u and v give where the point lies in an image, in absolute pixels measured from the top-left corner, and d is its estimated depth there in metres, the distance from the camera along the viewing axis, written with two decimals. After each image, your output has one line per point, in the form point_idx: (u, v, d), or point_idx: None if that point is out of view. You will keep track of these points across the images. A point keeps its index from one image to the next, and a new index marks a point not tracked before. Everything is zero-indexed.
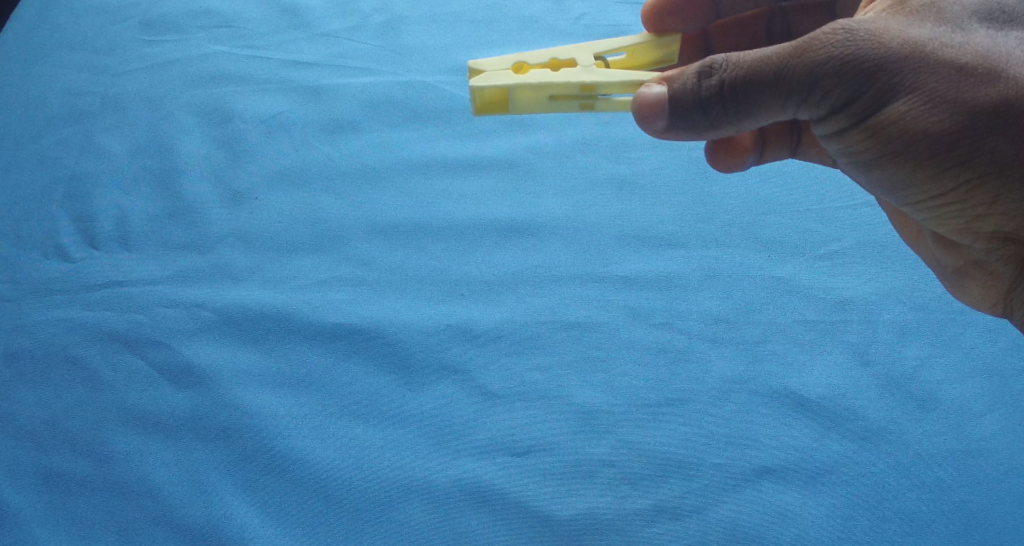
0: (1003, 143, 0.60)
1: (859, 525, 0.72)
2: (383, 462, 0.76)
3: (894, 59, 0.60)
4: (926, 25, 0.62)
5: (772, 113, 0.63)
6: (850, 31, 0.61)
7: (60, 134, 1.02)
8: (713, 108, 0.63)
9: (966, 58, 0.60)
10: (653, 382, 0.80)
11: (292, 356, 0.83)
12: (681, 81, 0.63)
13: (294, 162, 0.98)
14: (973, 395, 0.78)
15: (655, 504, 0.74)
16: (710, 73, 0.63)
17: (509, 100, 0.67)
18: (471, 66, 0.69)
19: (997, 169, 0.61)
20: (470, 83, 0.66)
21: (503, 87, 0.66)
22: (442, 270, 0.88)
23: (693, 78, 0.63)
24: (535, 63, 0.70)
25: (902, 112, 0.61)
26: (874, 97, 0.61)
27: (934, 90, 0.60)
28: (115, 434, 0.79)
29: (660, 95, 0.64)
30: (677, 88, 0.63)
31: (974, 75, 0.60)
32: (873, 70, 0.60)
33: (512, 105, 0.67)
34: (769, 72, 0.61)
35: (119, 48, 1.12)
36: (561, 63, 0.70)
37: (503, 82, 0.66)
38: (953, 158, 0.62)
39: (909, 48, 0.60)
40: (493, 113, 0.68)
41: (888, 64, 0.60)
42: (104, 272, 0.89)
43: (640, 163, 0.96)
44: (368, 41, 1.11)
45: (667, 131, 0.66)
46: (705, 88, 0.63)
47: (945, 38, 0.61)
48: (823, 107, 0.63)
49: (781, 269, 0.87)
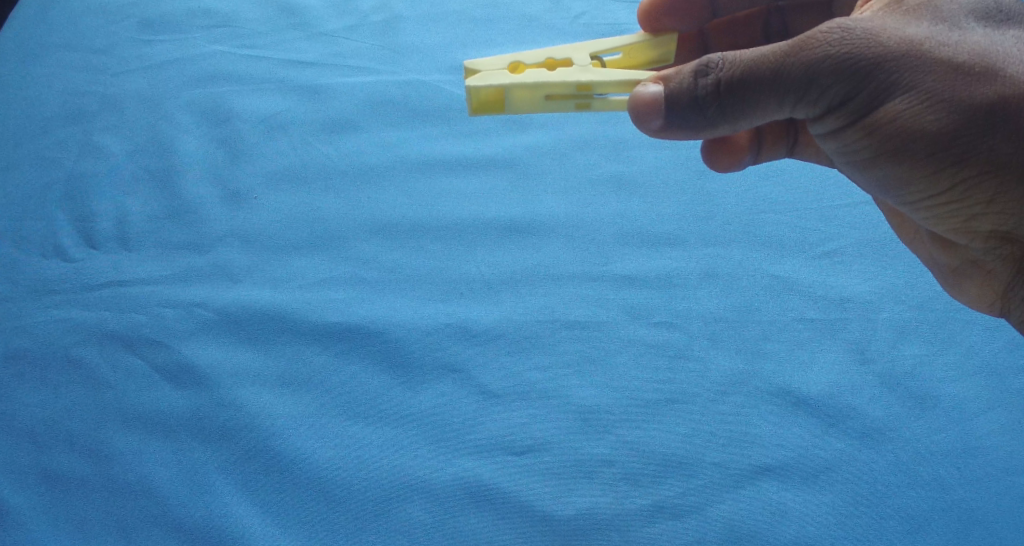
0: (1000, 142, 0.61)
1: (859, 523, 0.72)
2: (383, 461, 0.76)
3: (890, 58, 0.61)
4: (922, 24, 0.62)
5: (768, 112, 0.63)
6: (846, 30, 0.61)
7: (58, 134, 1.02)
8: (709, 108, 0.63)
9: (963, 57, 0.61)
10: (653, 381, 0.80)
11: (293, 356, 0.83)
12: (677, 80, 0.63)
13: (293, 162, 0.98)
14: (972, 393, 0.79)
15: (655, 502, 0.74)
16: (706, 72, 0.63)
17: (505, 100, 0.67)
18: (467, 65, 0.69)
19: (994, 168, 0.62)
20: (466, 83, 0.66)
21: (500, 86, 0.66)
22: (442, 269, 0.88)
23: (690, 77, 0.63)
24: (531, 62, 0.70)
25: (898, 111, 0.61)
26: (871, 96, 0.61)
27: (930, 89, 0.60)
28: (115, 435, 0.79)
29: (657, 95, 0.64)
30: (673, 87, 0.63)
31: (971, 73, 0.60)
32: (869, 69, 0.61)
33: (509, 105, 0.67)
34: (765, 71, 0.61)
35: (118, 47, 1.12)
36: (558, 63, 0.70)
37: (500, 82, 0.66)
38: (950, 158, 0.62)
39: (905, 47, 0.61)
40: (490, 113, 0.68)
41: (884, 63, 0.61)
42: (104, 273, 0.89)
43: (639, 162, 0.97)
44: (368, 41, 1.11)
45: (664, 131, 0.66)
46: (701, 87, 0.63)
47: (941, 37, 0.62)
48: (819, 106, 0.63)
49: (780, 268, 0.87)
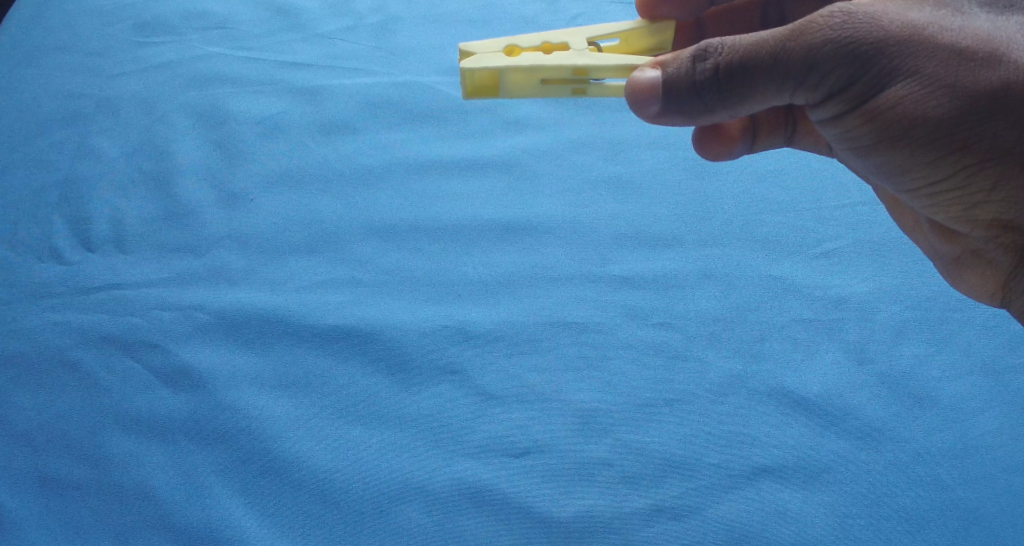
0: (1004, 128, 0.61)
1: (858, 524, 0.72)
2: (380, 463, 0.76)
3: (892, 43, 0.60)
4: (925, 8, 0.62)
5: (769, 97, 0.63)
6: (848, 13, 0.61)
7: (54, 137, 1.02)
8: (708, 93, 0.63)
9: (966, 42, 0.60)
10: (652, 381, 0.80)
11: (290, 358, 0.83)
12: (674, 66, 0.63)
13: (290, 163, 0.98)
14: (970, 393, 0.79)
15: (653, 504, 0.74)
16: (704, 57, 0.62)
17: (500, 83, 0.66)
18: (463, 48, 0.68)
19: (999, 154, 0.62)
20: (460, 65, 0.66)
21: (495, 69, 0.65)
22: (440, 271, 0.88)
23: (688, 63, 0.63)
24: (526, 46, 0.70)
25: (901, 96, 0.61)
26: (873, 80, 0.61)
27: (933, 73, 0.60)
28: (112, 438, 0.79)
29: (654, 80, 0.63)
30: (670, 73, 0.63)
31: (974, 59, 0.60)
32: (871, 53, 0.61)
33: (503, 88, 0.67)
34: (765, 56, 0.61)
35: (114, 49, 1.12)
36: (554, 47, 0.70)
37: (494, 65, 0.65)
38: (953, 144, 0.62)
39: (907, 32, 0.60)
40: (484, 96, 0.68)
41: (886, 47, 0.60)
42: (100, 275, 0.89)
43: (636, 164, 0.96)
44: (363, 42, 1.11)
45: (660, 117, 0.66)
46: (700, 72, 0.63)
47: (944, 21, 0.61)
48: (820, 91, 0.63)
49: (777, 268, 0.87)
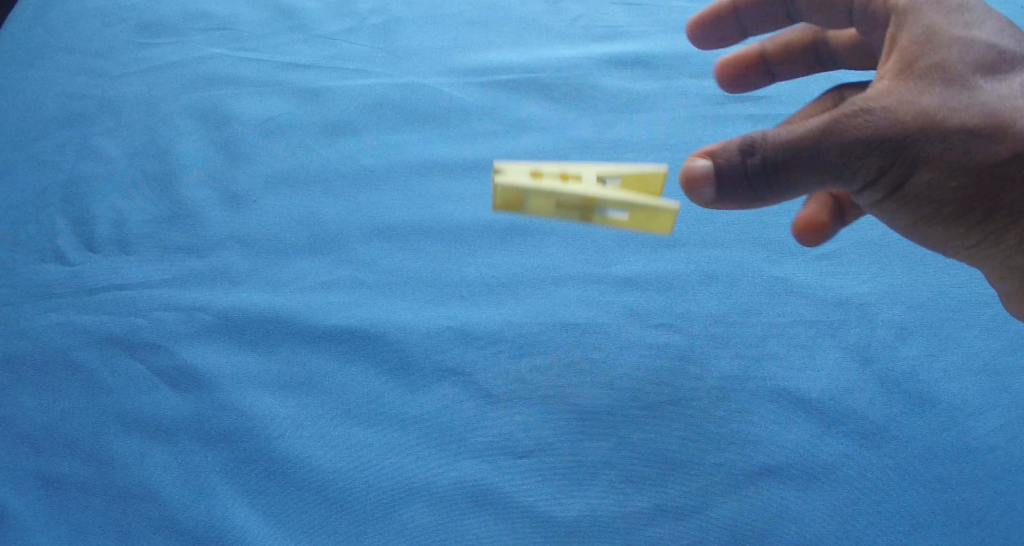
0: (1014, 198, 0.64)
1: (861, 524, 0.73)
2: (382, 463, 0.76)
3: (915, 138, 0.62)
4: (937, 89, 0.63)
5: (803, 193, 0.65)
6: (873, 116, 0.62)
7: (56, 137, 1.02)
8: (754, 186, 0.65)
9: (975, 122, 0.62)
10: (654, 382, 0.80)
11: (293, 359, 0.83)
12: (725, 158, 0.64)
13: (292, 163, 0.98)
14: (972, 393, 0.79)
15: (657, 504, 0.74)
16: (751, 152, 0.64)
17: (524, 202, 0.70)
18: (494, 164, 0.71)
19: (1002, 227, 0.66)
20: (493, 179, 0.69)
21: (520, 191, 0.68)
22: (442, 272, 0.88)
23: (738, 156, 0.64)
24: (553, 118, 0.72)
25: (923, 182, 0.64)
26: (901, 171, 0.63)
27: (952, 163, 0.63)
28: (116, 438, 0.79)
29: (707, 168, 0.65)
30: (721, 164, 0.64)
31: (982, 135, 0.62)
32: (897, 155, 0.62)
33: (526, 207, 0.70)
34: (802, 158, 0.63)
35: (117, 51, 1.12)
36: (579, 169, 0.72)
37: (519, 188, 0.68)
38: (973, 216, 0.65)
39: (926, 127, 0.62)
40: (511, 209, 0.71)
41: (907, 147, 0.62)
42: (102, 276, 0.89)
43: (638, 164, 0.95)
44: (365, 44, 1.11)
45: (714, 202, 0.67)
46: (748, 166, 0.64)
47: (955, 101, 0.63)
48: (853, 184, 0.65)
49: (779, 269, 0.87)
